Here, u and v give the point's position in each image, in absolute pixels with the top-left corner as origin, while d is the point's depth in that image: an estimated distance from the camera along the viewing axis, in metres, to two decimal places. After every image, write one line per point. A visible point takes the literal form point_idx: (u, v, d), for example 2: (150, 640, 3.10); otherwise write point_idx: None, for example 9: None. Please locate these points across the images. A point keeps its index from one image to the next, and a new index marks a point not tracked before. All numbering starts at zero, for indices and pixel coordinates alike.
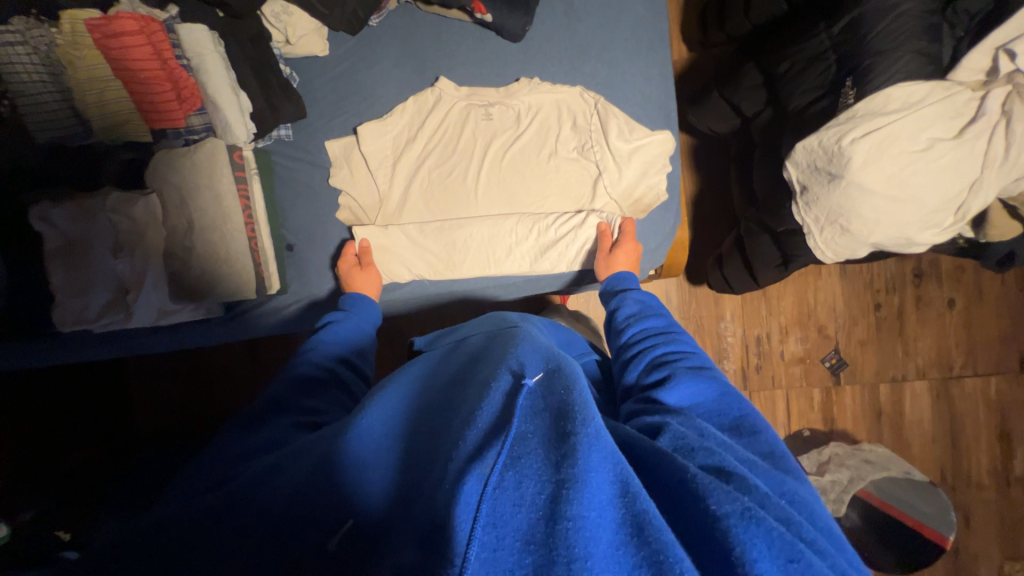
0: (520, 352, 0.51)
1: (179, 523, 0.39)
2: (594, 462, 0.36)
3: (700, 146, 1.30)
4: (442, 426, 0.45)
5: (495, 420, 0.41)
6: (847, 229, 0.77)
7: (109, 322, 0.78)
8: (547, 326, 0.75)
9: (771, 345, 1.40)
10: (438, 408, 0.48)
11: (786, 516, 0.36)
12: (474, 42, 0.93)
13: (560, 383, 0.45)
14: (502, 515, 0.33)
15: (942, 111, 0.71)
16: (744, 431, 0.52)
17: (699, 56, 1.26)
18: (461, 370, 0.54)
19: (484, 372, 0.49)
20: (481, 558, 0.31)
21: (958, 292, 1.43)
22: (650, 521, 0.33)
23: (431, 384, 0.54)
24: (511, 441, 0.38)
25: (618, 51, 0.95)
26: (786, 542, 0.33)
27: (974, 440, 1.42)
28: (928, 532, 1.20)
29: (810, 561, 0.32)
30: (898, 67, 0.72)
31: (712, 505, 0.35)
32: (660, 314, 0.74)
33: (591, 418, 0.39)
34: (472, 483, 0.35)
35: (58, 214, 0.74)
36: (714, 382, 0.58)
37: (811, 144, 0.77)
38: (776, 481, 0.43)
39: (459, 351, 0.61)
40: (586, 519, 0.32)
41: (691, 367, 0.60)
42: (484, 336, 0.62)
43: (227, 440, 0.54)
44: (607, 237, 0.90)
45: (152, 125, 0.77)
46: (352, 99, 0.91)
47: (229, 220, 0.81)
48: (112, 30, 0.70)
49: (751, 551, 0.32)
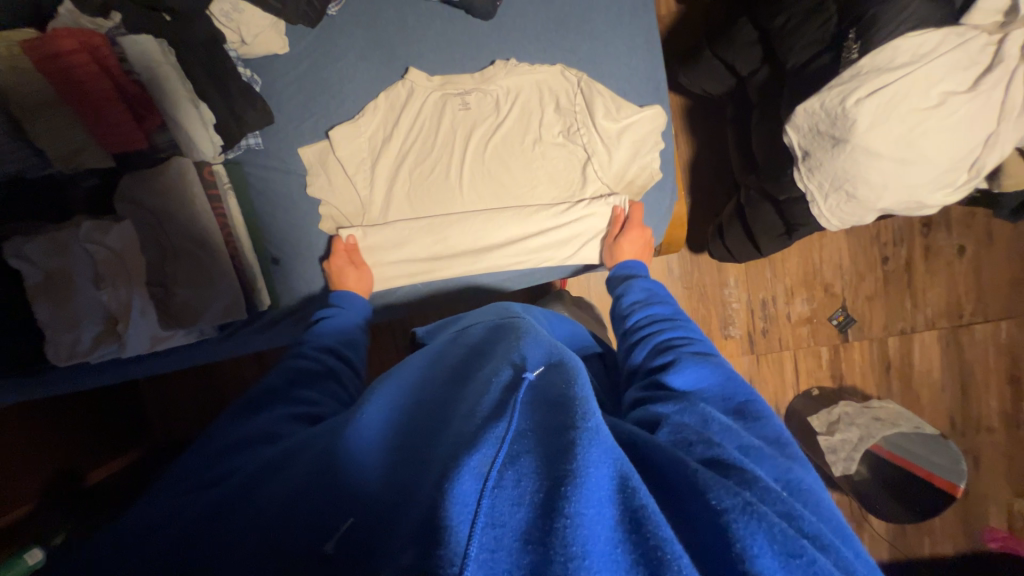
0: (522, 345, 0.49)
1: (169, 533, 0.38)
2: (594, 456, 0.35)
3: (695, 108, 1.24)
4: (443, 421, 0.43)
5: (491, 411, 0.40)
6: (853, 195, 0.73)
7: (104, 353, 0.76)
8: (545, 317, 0.73)
9: (777, 307, 1.38)
10: (438, 403, 0.46)
11: (789, 508, 0.35)
12: (443, 23, 0.87)
13: (561, 376, 0.43)
14: (501, 514, 0.32)
15: (955, 61, 0.65)
16: (747, 419, 0.49)
17: (689, 10, 1.17)
18: (462, 362, 0.52)
19: (487, 367, 0.47)
20: (480, 560, 0.29)
21: (969, 238, 1.39)
22: (649, 517, 0.32)
23: (431, 375, 0.52)
24: (510, 438, 0.37)
25: (599, 18, 0.88)
26: (788, 536, 0.31)
27: (984, 385, 1.42)
28: (938, 481, 1.18)
29: (813, 559, 0.31)
30: (905, 16, 0.65)
31: (712, 500, 0.34)
32: (667, 302, 0.71)
33: (591, 413, 0.38)
34: (469, 481, 0.33)
35: (32, 250, 0.70)
36: (718, 367, 0.55)
37: (812, 106, 0.71)
38: (779, 468, 0.41)
39: (459, 341, 0.58)
40: (585, 517, 0.31)
41: (697, 353, 0.58)
42: (484, 327, 0.59)
43: (213, 432, 0.53)
44: (618, 222, 0.88)
45: (110, 148, 0.73)
46: (320, 99, 0.86)
47: (209, 240, 0.78)
48: (52, 51, 0.64)
49: (752, 546, 0.31)
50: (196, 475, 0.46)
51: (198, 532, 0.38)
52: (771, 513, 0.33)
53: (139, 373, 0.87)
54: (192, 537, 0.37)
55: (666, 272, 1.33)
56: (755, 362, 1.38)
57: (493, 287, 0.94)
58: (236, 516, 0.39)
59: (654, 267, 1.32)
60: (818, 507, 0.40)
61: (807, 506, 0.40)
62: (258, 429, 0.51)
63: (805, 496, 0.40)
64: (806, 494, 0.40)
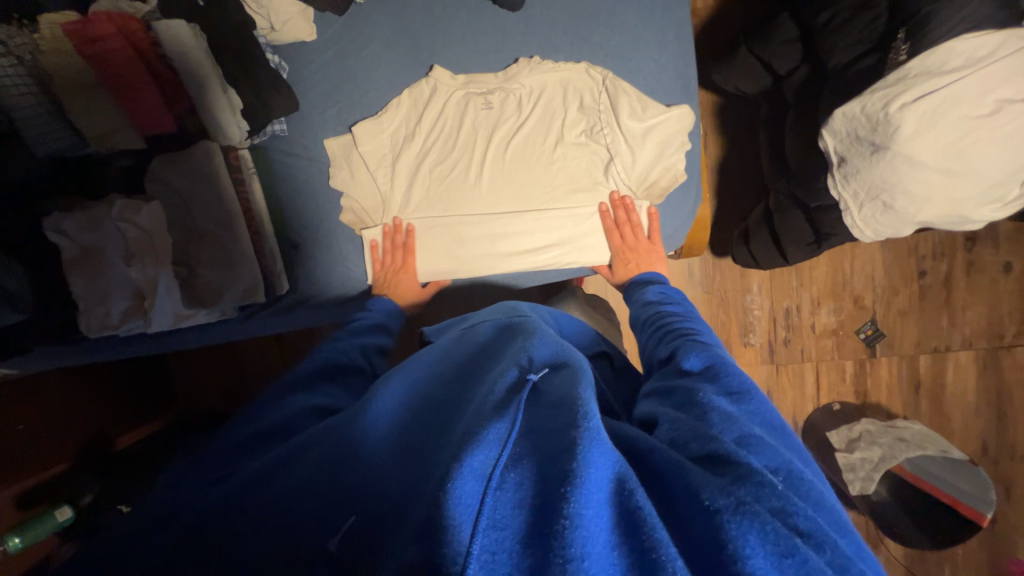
0: (529, 345, 0.48)
1: (192, 516, 0.39)
2: (594, 458, 0.34)
3: (727, 107, 1.20)
4: (450, 421, 0.43)
5: (496, 409, 0.39)
6: (891, 206, 0.69)
7: (131, 327, 0.79)
8: (551, 315, 0.72)
9: (801, 317, 1.33)
10: (444, 403, 0.46)
11: (786, 504, 0.33)
12: (470, 13, 0.85)
13: (565, 379, 0.43)
14: (501, 517, 0.32)
15: (1012, 67, 0.60)
16: (742, 402, 0.46)
17: (726, 4, 1.13)
18: (469, 362, 0.51)
19: (492, 367, 0.47)
20: (481, 561, 0.29)
21: (1017, 256, 1.30)
22: (645, 517, 0.32)
23: (437, 376, 0.51)
24: (512, 439, 0.36)
25: (630, 11, 0.85)
26: (782, 536, 0.30)
27: (1022, 412, 1.34)
28: (963, 509, 1.13)
29: (805, 558, 0.30)
30: (961, 16, 0.61)
31: (705, 500, 0.33)
32: (680, 302, 0.71)
33: (591, 413, 0.38)
34: (470, 481, 0.33)
35: (69, 225, 0.74)
36: (716, 354, 0.54)
37: (852, 110, 0.67)
38: (772, 456, 0.39)
39: (466, 339, 0.57)
40: (584, 517, 0.31)
41: (697, 341, 0.57)
42: (492, 326, 0.58)
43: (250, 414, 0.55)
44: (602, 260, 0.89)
45: (142, 131, 0.74)
46: (344, 88, 0.86)
47: (234, 221, 0.80)
48: (90, 34, 0.67)
49: (744, 547, 0.30)
50: (219, 466, 0.46)
51: (209, 528, 0.37)
52: (764, 511, 0.32)
53: (166, 348, 0.90)
54: (199, 533, 0.37)
55: (686, 275, 1.30)
56: (774, 372, 1.34)
57: (508, 281, 0.93)
58: (246, 509, 0.39)
59: (674, 269, 1.29)
60: (817, 499, 0.37)
61: (808, 499, 0.37)
62: (258, 431, 0.50)
63: (804, 488, 0.38)
64: (806, 486, 0.38)
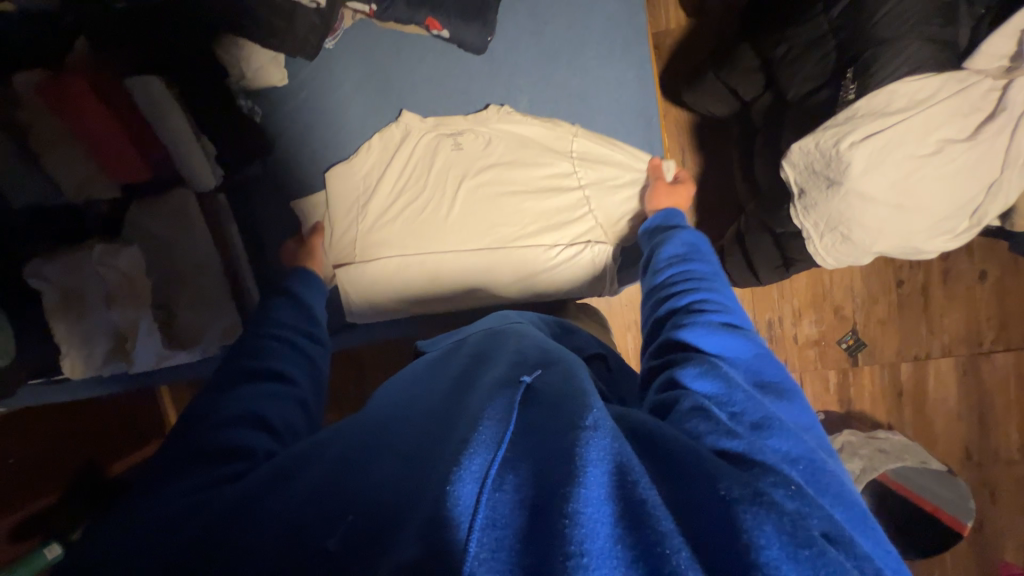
0: (522, 350, 0.48)
1: (202, 518, 0.39)
2: (592, 455, 0.34)
3: (703, 124, 1.21)
4: (449, 422, 0.41)
5: (495, 404, 0.40)
6: (848, 237, 0.71)
7: (114, 368, 0.82)
8: (539, 315, 0.72)
9: (783, 329, 1.35)
10: (435, 409, 0.45)
11: (802, 505, 0.33)
12: (434, 56, 0.88)
13: (563, 380, 0.42)
14: (502, 515, 0.32)
15: (954, 108, 0.64)
16: (773, 395, 0.45)
17: (695, 27, 1.15)
18: (465, 370, 0.48)
19: (488, 372, 0.46)
20: (482, 560, 0.30)
21: (992, 263, 1.32)
22: (650, 511, 0.31)
23: (433, 387, 0.49)
24: (509, 440, 0.37)
25: (591, 51, 0.89)
26: (799, 527, 0.30)
27: (1004, 416, 1.36)
28: (942, 516, 1.18)
29: (824, 549, 0.29)
30: (902, 59, 0.62)
31: (722, 489, 0.33)
32: (708, 260, 0.64)
33: (591, 409, 0.37)
34: (470, 483, 0.34)
35: (50, 270, 0.75)
36: (748, 341, 0.50)
37: (807, 145, 0.69)
38: (799, 445, 0.38)
39: (462, 346, 0.55)
40: (584, 516, 0.31)
41: (726, 322, 0.52)
42: (485, 334, 0.56)
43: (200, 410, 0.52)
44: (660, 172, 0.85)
45: (117, 179, 0.77)
46: (319, 127, 0.88)
47: (210, 266, 0.83)
48: (60, 91, 0.69)
49: (760, 537, 0.30)
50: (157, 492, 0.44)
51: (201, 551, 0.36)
52: (782, 505, 0.32)
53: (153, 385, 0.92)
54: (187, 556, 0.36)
55: None
56: None
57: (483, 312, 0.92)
58: (248, 518, 0.38)
59: None
60: (838, 493, 0.37)
61: (825, 493, 0.36)
62: (223, 442, 0.48)
63: (823, 481, 0.37)
64: (826, 479, 0.37)
